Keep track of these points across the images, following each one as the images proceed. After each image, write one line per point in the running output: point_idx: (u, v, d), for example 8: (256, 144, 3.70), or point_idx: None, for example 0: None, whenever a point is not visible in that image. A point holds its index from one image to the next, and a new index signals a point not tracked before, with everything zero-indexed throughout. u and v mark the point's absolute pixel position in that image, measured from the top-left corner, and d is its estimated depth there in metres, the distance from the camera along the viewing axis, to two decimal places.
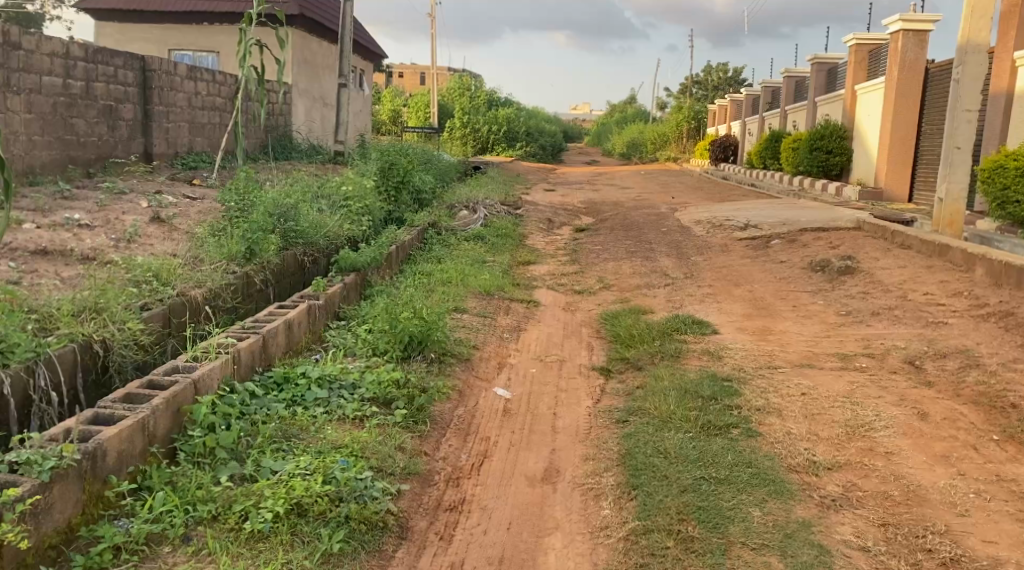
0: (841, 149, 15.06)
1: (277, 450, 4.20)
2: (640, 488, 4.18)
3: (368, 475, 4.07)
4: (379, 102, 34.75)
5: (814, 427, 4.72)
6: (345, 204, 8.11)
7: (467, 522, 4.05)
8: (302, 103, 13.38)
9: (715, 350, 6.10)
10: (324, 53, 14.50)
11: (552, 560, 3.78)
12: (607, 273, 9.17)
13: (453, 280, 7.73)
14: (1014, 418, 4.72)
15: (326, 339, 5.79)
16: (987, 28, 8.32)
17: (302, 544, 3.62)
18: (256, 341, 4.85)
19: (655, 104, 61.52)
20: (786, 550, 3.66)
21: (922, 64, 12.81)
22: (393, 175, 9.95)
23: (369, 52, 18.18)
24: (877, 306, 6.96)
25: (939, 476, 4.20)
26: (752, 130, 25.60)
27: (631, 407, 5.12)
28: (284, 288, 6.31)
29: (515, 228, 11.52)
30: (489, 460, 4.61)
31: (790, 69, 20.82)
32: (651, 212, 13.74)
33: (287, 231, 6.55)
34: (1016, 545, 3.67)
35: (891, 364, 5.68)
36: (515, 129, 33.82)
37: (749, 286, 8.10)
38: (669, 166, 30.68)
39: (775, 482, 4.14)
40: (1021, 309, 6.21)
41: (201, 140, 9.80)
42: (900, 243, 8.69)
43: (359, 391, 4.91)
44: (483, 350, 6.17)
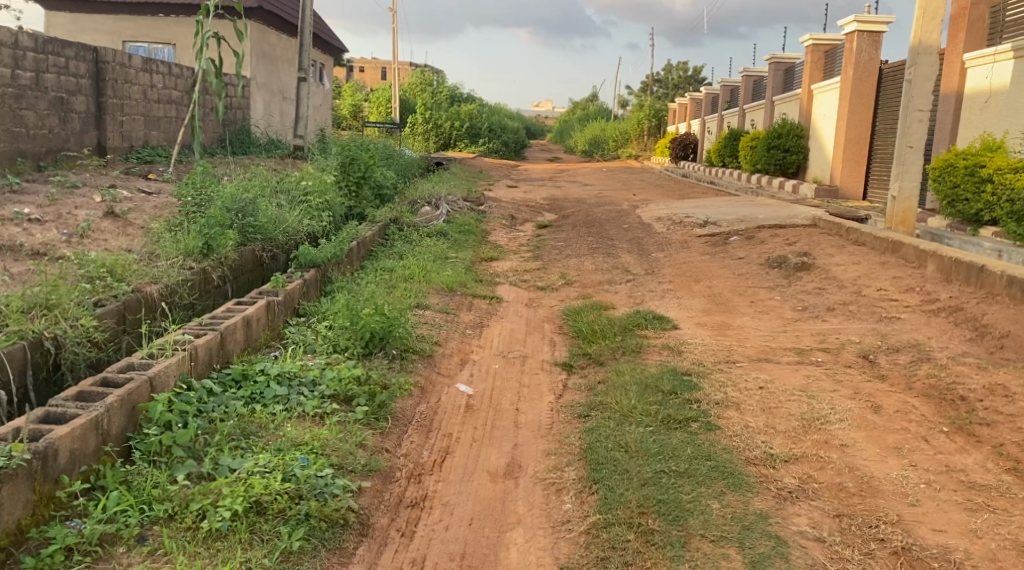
0: (798, 147, 15.31)
1: (235, 448, 4.15)
2: (601, 482, 4.22)
3: (328, 473, 4.05)
4: (340, 97, 34.46)
5: (771, 420, 4.80)
6: (306, 199, 8.06)
7: (429, 518, 4.06)
8: (260, 97, 13.23)
9: (675, 345, 6.17)
10: (283, 47, 14.34)
11: (514, 555, 3.81)
12: (570, 270, 9.22)
13: (415, 276, 7.72)
14: (963, 411, 4.85)
15: (285, 336, 5.75)
16: (937, 30, 8.49)
17: (261, 543, 3.60)
18: (213, 337, 4.80)
19: (617, 103, 61.89)
20: (744, 542, 3.73)
21: (876, 64, 13.05)
22: (354, 171, 9.85)
23: (330, 47, 18.06)
24: (832, 302, 7.09)
25: (891, 467, 4.30)
26: (712, 129, 25.86)
27: (593, 402, 5.16)
28: (242, 284, 6.23)
29: (478, 225, 11.52)
30: (451, 456, 4.62)
31: (749, 68, 21.08)
32: (612, 209, 13.83)
33: (245, 227, 6.47)
34: (963, 534, 3.78)
35: (845, 359, 5.79)
36: (478, 126, 33.79)
37: (708, 283, 8.19)
38: (632, 166, 28.57)
39: (733, 475, 4.21)
40: (970, 304, 6.37)
41: (158, 133, 9.63)
42: (855, 240, 8.86)
43: (320, 389, 4.88)
44: (446, 346, 6.17)
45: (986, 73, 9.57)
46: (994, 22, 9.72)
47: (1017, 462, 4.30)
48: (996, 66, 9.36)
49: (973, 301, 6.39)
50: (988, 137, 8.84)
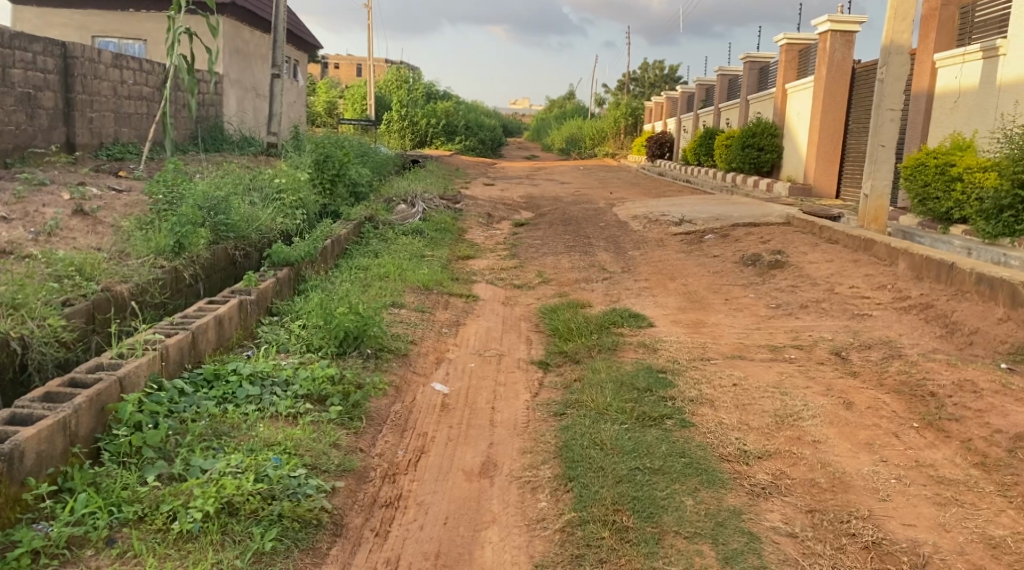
0: (772, 146, 15.43)
1: (206, 449, 4.11)
2: (576, 479, 4.22)
3: (301, 473, 4.03)
4: (315, 94, 34.22)
5: (744, 417, 4.83)
6: (279, 197, 7.99)
7: (403, 518, 4.05)
8: (232, 93, 13.11)
9: (650, 343, 6.19)
10: (256, 43, 14.23)
11: (488, 554, 3.80)
12: (546, 267, 9.22)
13: (391, 275, 7.69)
14: (932, 406, 4.91)
15: (258, 335, 5.70)
16: (908, 30, 8.58)
17: (233, 544, 3.57)
18: (185, 337, 4.76)
19: (594, 101, 62.03)
20: (718, 538, 3.75)
21: (849, 64, 13.17)
22: (328, 168, 9.81)
23: (304, 43, 17.93)
24: (805, 299, 7.14)
25: (863, 463, 4.34)
26: (688, 127, 25.98)
27: (568, 400, 5.16)
28: (214, 283, 6.17)
29: (454, 223, 11.49)
30: (426, 455, 4.61)
31: (723, 68, 21.22)
32: (588, 207, 13.85)
33: (217, 225, 6.40)
34: (932, 528, 3.82)
35: (817, 356, 5.84)
36: (454, 123, 33.70)
37: (683, 281, 8.22)
38: (611, 166, 27.36)
39: (707, 471, 4.23)
40: (940, 301, 6.44)
41: (128, 130, 9.51)
42: (828, 237, 8.94)
43: (293, 388, 4.85)
44: (421, 345, 6.15)
45: (955, 73, 9.68)
46: (964, 22, 9.83)
47: (986, 457, 4.36)
48: (966, 66, 9.46)
49: (943, 298, 6.47)
50: (957, 137, 8.94)
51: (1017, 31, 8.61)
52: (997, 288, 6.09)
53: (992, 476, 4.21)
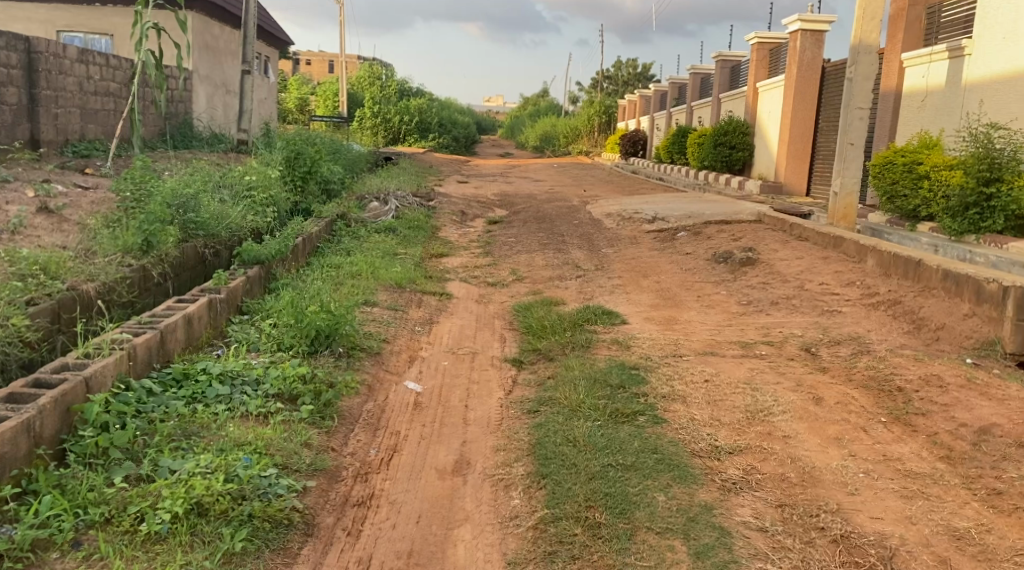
0: (743, 144, 15.56)
1: (175, 449, 4.07)
2: (549, 477, 4.23)
3: (272, 472, 4.00)
4: (286, 90, 33.96)
5: (716, 413, 4.87)
6: (249, 194, 7.92)
7: (375, 517, 4.03)
8: (202, 90, 12.98)
9: (623, 340, 6.21)
10: (226, 39, 14.08)
11: (461, 552, 3.79)
12: (520, 265, 9.22)
13: (363, 273, 7.65)
14: (900, 401, 4.97)
15: (228, 334, 5.65)
16: (876, 29, 8.66)
17: (202, 545, 3.54)
18: (153, 336, 4.69)
19: (568, 99, 62.12)
20: (689, 533, 3.77)
21: (819, 63, 13.29)
22: (299, 166, 9.75)
23: (275, 39, 17.78)
24: (775, 296, 7.20)
25: (832, 457, 4.39)
26: (661, 126, 26.11)
27: (542, 398, 5.16)
28: (184, 282, 6.10)
29: (428, 220, 11.45)
30: (399, 454, 4.59)
31: (696, 66, 21.33)
32: (562, 204, 13.85)
33: (187, 223, 6.33)
34: (899, 521, 3.87)
35: (788, 352, 5.89)
36: (428, 120, 33.58)
37: (656, 279, 8.25)
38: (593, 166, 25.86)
39: (678, 467, 4.25)
40: (908, 297, 6.52)
41: (95, 127, 9.38)
42: (798, 235, 9.02)
43: (264, 388, 4.80)
44: (394, 343, 6.13)
45: (922, 72, 9.80)
46: (931, 22, 9.95)
47: (951, 450, 4.43)
48: (933, 65, 9.58)
49: (910, 294, 6.55)
50: (924, 135, 9.06)
51: (981, 32, 8.73)
52: (962, 284, 6.11)
53: (957, 470, 4.27)
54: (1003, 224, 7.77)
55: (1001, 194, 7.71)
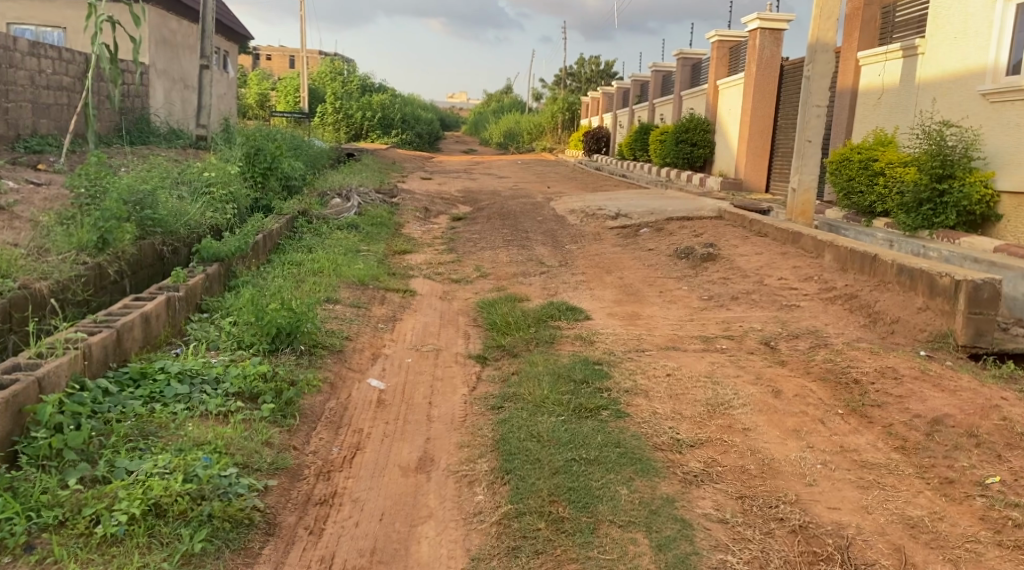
0: (704, 141, 15.74)
1: (133, 450, 4.01)
2: (512, 472, 4.23)
3: (232, 472, 3.94)
4: (246, 86, 33.61)
5: (677, 407, 4.91)
6: (208, 191, 7.81)
7: (338, 515, 4.00)
8: (160, 84, 12.79)
9: (587, 335, 6.24)
10: (184, 33, 13.89)
11: (425, 548, 3.79)
12: (484, 262, 9.22)
13: (325, 270, 7.59)
14: (857, 393, 5.06)
15: (187, 333, 5.58)
16: (833, 28, 8.77)
17: (160, 547, 3.50)
18: (109, 335, 4.62)
19: (531, 96, 62.17)
20: (651, 526, 3.80)
21: (777, 61, 13.46)
22: (259, 161, 9.68)
23: (234, 34, 17.57)
24: (735, 291, 7.28)
25: (791, 449, 4.46)
26: (624, 123, 26.26)
27: (506, 393, 5.17)
28: (141, 280, 6.00)
29: (391, 217, 11.39)
30: (362, 452, 4.57)
31: (657, 63, 21.48)
32: (526, 201, 13.84)
33: (143, 219, 6.22)
34: (856, 510, 3.94)
35: (748, 345, 5.96)
36: (391, 116, 33.42)
37: (619, 274, 8.28)
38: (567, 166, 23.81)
39: (641, 460, 4.28)
40: (864, 291, 6.63)
41: (47, 122, 9.19)
42: (757, 230, 9.13)
43: (223, 386, 4.74)
44: (357, 341, 6.09)
45: (878, 71, 9.96)
46: (886, 22, 10.11)
47: (905, 441, 4.51)
48: (888, 64, 9.74)
49: (867, 289, 6.66)
50: (880, 132, 9.22)
51: (933, 32, 8.86)
52: (916, 278, 6.23)
53: (911, 459, 4.36)
54: (956, 219, 8.00)
55: (954, 190, 7.90)
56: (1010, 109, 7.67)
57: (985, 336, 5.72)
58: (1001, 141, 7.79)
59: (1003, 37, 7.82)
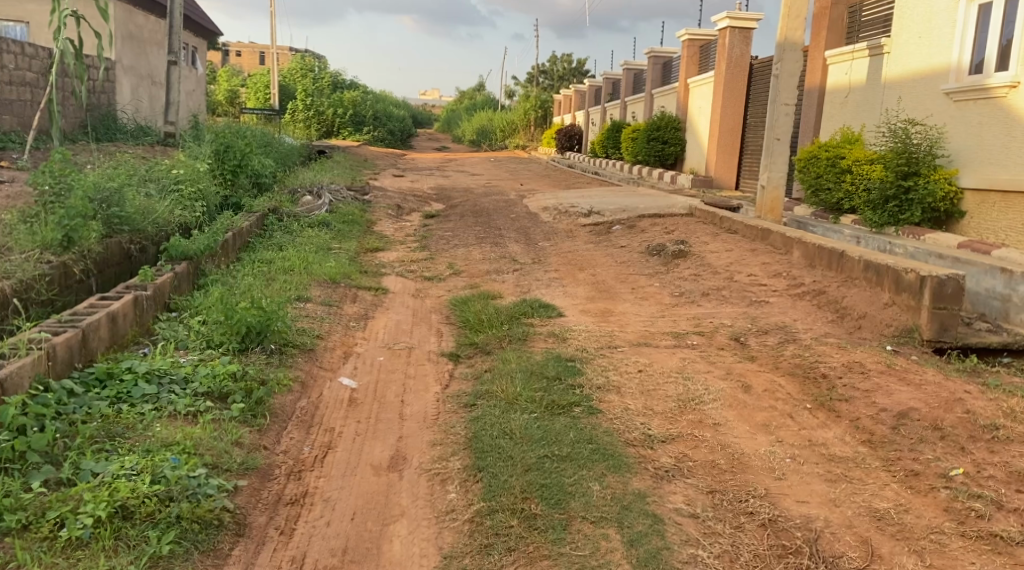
0: (675, 139, 15.88)
1: (99, 451, 3.96)
2: (484, 470, 4.23)
3: (201, 472, 3.91)
4: (215, 83, 33.27)
5: (649, 402, 4.94)
6: (176, 188, 7.72)
7: (309, 515, 3.98)
8: (126, 80, 12.62)
9: (560, 332, 6.25)
10: (151, 28, 13.71)
11: (397, 547, 3.78)
12: (457, 259, 9.21)
13: (296, 268, 7.54)
14: (825, 388, 5.12)
15: (155, 332, 5.52)
16: (801, 28, 8.86)
17: (127, 549, 3.46)
18: (74, 335, 4.55)
19: (503, 92, 62.24)
20: (623, 522, 3.81)
21: (747, 60, 13.57)
22: (229, 159, 9.59)
23: (203, 29, 17.39)
24: (706, 287, 7.33)
25: (760, 444, 4.50)
26: (596, 121, 26.34)
27: (479, 391, 5.17)
28: (107, 279, 5.93)
29: (363, 214, 11.33)
30: (333, 451, 4.54)
31: (629, 61, 21.57)
32: (499, 198, 13.84)
33: (110, 217, 6.14)
34: (824, 503, 3.98)
35: (718, 341, 6.01)
36: (362, 113, 33.26)
37: (592, 271, 8.31)
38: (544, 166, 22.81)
39: (613, 456, 4.30)
40: (832, 287, 6.70)
41: (10, 118, 9.04)
42: (728, 227, 9.20)
43: (192, 387, 4.70)
44: (328, 339, 6.05)
45: (845, 69, 10.07)
46: (852, 21, 10.22)
47: (872, 434, 4.57)
48: (855, 63, 9.86)
49: (834, 285, 6.73)
50: (847, 130, 9.33)
51: (898, 31, 8.95)
52: (882, 274, 6.31)
53: (878, 453, 4.41)
54: (921, 216, 8.10)
55: (920, 186, 8.01)
56: (974, 107, 7.78)
57: (949, 331, 5.82)
58: (964, 139, 7.91)
59: (966, 36, 7.91)
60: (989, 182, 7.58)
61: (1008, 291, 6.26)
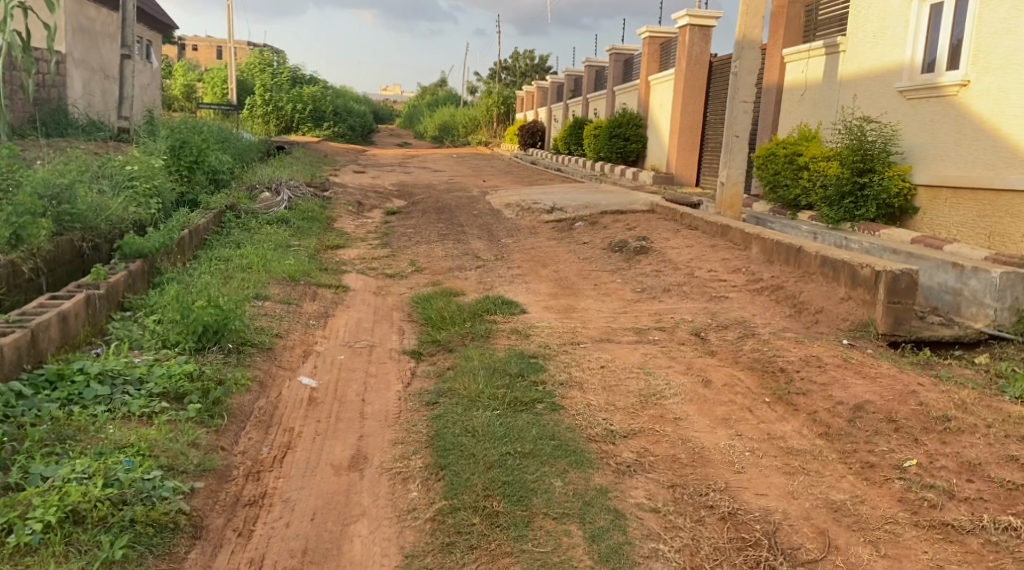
0: (637, 136, 15.98)
1: (49, 455, 3.86)
2: (447, 468, 4.21)
3: (156, 474, 3.83)
4: (171, 78, 32.72)
5: (611, 398, 4.95)
6: (131, 185, 7.55)
7: (268, 516, 3.92)
8: (77, 74, 12.34)
9: (523, 329, 6.24)
10: (103, 21, 13.42)
11: (358, 547, 3.74)
12: (419, 256, 9.16)
13: (254, 266, 7.44)
14: (783, 381, 5.18)
15: (108, 332, 5.41)
16: (759, 26, 8.93)
17: (79, 555, 3.39)
18: (23, 336, 4.44)
19: (465, 89, 62.10)
20: (585, 517, 3.82)
21: (706, 57, 13.67)
22: (185, 155, 9.43)
23: (156, 23, 17.07)
24: (667, 283, 7.38)
25: (719, 437, 4.54)
26: (558, 118, 26.41)
27: (441, 389, 5.13)
28: (59, 277, 5.79)
29: (322, 211, 11.21)
30: (292, 451, 4.48)
31: (590, 58, 21.65)
32: (461, 195, 13.78)
33: (61, 214, 6.00)
34: (782, 496, 4.03)
35: (679, 336, 6.05)
36: (322, 109, 32.92)
37: (555, 268, 8.32)
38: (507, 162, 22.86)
39: (575, 452, 4.30)
40: (790, 282, 6.78)
41: None
42: (688, 223, 9.26)
43: (147, 387, 4.61)
44: (287, 338, 5.98)
45: (802, 68, 10.20)
46: (809, 20, 10.34)
47: (829, 427, 4.63)
48: (811, 61, 9.99)
49: (792, 280, 6.81)
50: (804, 128, 9.46)
51: (853, 31, 9.07)
52: (838, 269, 6.39)
53: (834, 445, 4.48)
54: (876, 212, 8.26)
55: (874, 183, 8.16)
56: (926, 105, 7.91)
57: (904, 324, 5.90)
58: (917, 136, 8.05)
59: (918, 36, 8.03)
60: (941, 179, 7.73)
61: (960, 285, 6.37)
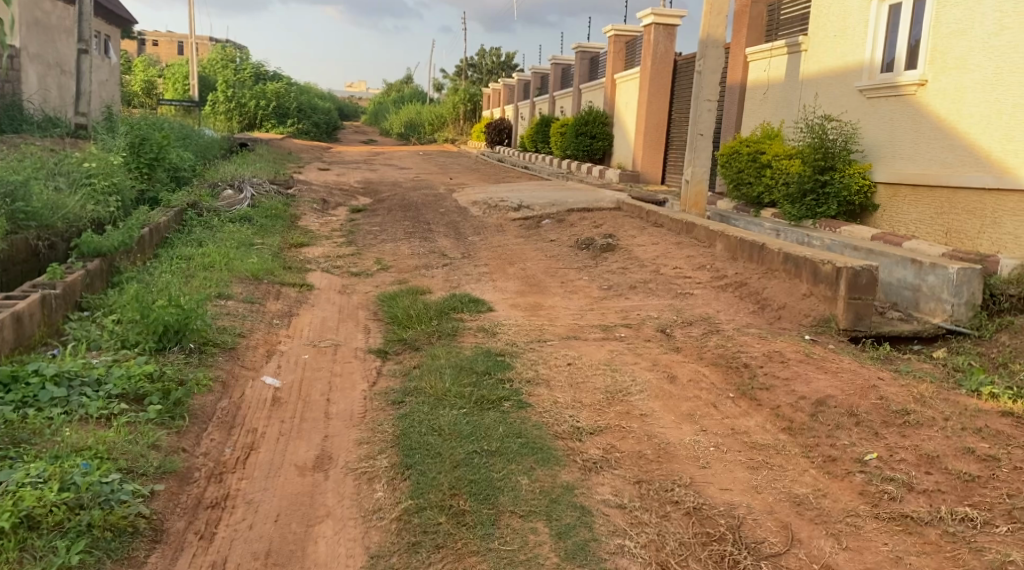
0: (603, 134, 16.02)
1: (2, 459, 3.78)
2: (412, 467, 4.18)
3: (114, 477, 3.76)
4: (131, 73, 32.16)
5: (578, 395, 4.96)
6: (89, 182, 7.40)
7: (230, 518, 3.87)
8: (32, 69, 12.11)
9: (489, 327, 6.23)
10: (59, 15, 13.16)
11: (323, 548, 3.70)
12: (385, 254, 9.10)
13: (216, 264, 7.34)
14: (747, 376, 5.22)
15: (65, 332, 5.30)
16: (722, 24, 8.99)
17: (34, 560, 3.32)
18: None
19: (432, 86, 61.84)
20: (551, 515, 3.81)
21: (671, 56, 13.75)
22: (145, 152, 9.27)
23: (115, 18, 16.77)
24: (633, 280, 7.41)
25: (684, 433, 4.57)
26: (525, 115, 26.41)
27: (406, 389, 5.10)
28: (13, 277, 5.66)
29: (286, 209, 11.08)
30: (256, 452, 4.43)
31: (557, 56, 21.67)
32: (427, 193, 13.71)
33: (15, 212, 5.87)
34: (746, 491, 4.06)
35: (644, 333, 6.07)
36: (287, 105, 32.56)
37: (522, 265, 8.32)
38: None
39: (542, 450, 4.30)
40: (754, 279, 6.84)
41: None
42: (654, 221, 9.31)
43: (106, 388, 4.52)
44: (251, 338, 5.90)
45: (764, 66, 10.31)
46: (771, 19, 10.44)
47: (792, 422, 4.68)
48: (774, 60, 10.10)
49: (755, 276, 6.87)
50: (766, 126, 9.56)
51: (814, 30, 9.19)
52: (800, 266, 6.46)
53: (797, 439, 4.53)
54: (837, 210, 8.37)
55: (835, 181, 8.25)
56: (885, 104, 8.02)
57: (865, 320, 5.99)
58: (877, 135, 8.16)
59: (877, 35, 8.15)
60: (899, 176, 7.84)
61: (919, 281, 6.47)
